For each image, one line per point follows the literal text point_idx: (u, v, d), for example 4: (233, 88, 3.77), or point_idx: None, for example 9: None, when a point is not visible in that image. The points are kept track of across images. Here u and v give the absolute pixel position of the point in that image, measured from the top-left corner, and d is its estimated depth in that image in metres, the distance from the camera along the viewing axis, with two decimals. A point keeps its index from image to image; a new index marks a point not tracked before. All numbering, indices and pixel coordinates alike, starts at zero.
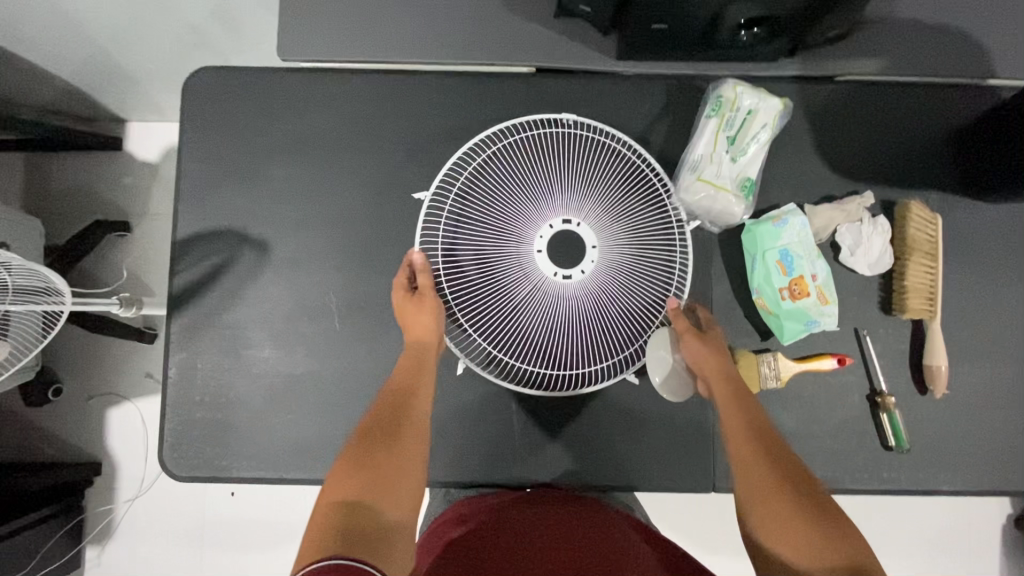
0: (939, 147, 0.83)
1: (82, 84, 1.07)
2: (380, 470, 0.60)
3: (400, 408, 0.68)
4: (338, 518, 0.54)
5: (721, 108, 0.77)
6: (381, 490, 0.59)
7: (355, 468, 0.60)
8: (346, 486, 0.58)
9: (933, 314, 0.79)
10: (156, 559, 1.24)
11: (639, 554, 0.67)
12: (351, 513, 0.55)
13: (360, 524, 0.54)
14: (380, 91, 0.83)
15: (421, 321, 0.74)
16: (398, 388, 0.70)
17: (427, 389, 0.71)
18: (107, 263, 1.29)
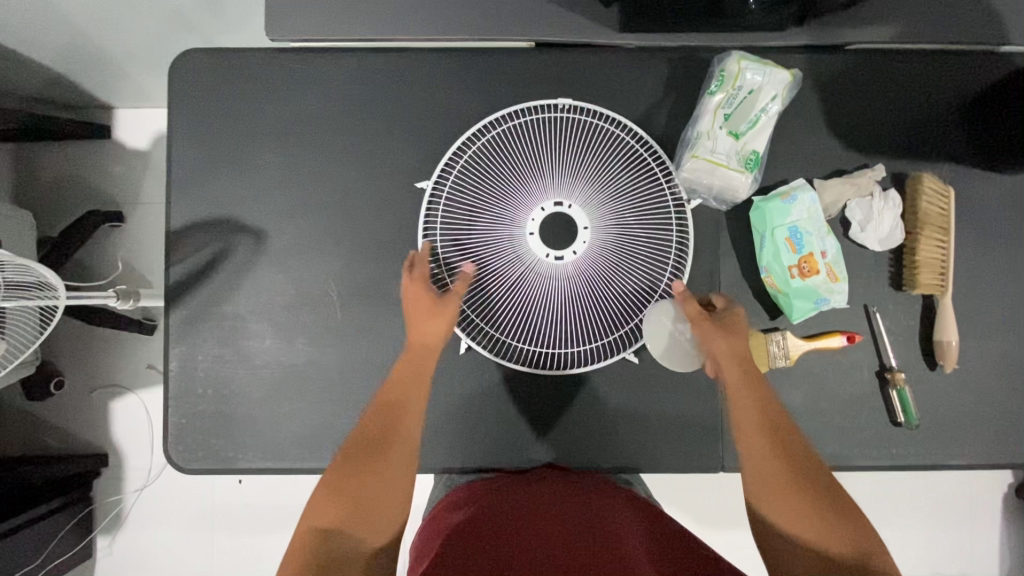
0: (953, 116, 0.80)
1: (66, 71, 1.04)
2: (361, 497, 0.61)
3: (392, 420, 0.66)
4: (314, 550, 0.57)
5: (722, 84, 0.74)
6: (359, 517, 0.60)
7: (335, 496, 0.61)
8: (327, 514, 0.60)
9: (944, 289, 0.78)
10: (167, 548, 1.25)
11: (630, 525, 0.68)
12: (328, 543, 0.58)
13: (333, 557, 0.57)
14: (374, 70, 0.80)
15: (430, 320, 0.71)
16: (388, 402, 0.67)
17: (416, 398, 0.68)
18: (102, 255, 1.27)
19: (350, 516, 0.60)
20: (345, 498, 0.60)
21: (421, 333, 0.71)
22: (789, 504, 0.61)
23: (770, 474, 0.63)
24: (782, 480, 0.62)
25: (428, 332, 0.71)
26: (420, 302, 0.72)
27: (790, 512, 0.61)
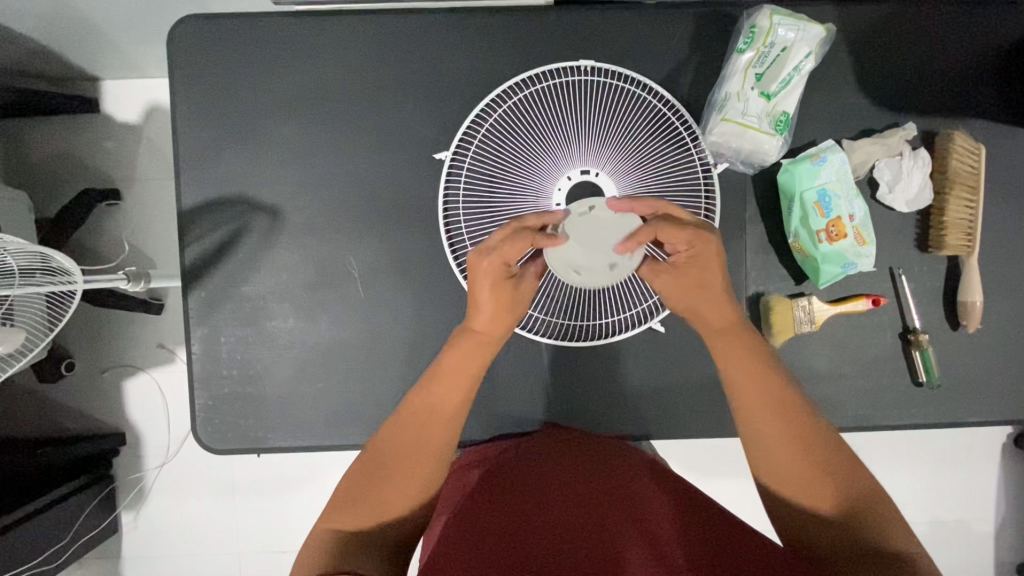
0: (985, 70, 0.78)
1: (49, 42, 0.98)
2: (378, 497, 0.60)
3: (423, 427, 0.63)
4: (329, 545, 0.58)
5: (753, 41, 0.71)
6: (380, 517, 0.60)
7: (350, 498, 0.61)
8: (349, 512, 0.60)
9: (971, 250, 0.76)
10: (193, 520, 1.28)
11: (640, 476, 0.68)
12: (343, 542, 0.58)
13: (348, 554, 0.57)
14: (383, 35, 0.76)
15: (494, 314, 0.66)
16: (418, 409, 0.64)
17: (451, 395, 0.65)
18: (104, 234, 1.24)
19: (371, 520, 0.60)
20: (364, 500, 0.60)
21: (480, 323, 0.67)
22: (786, 462, 0.58)
23: (762, 430, 0.59)
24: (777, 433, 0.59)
25: (489, 326, 0.67)
26: (495, 288, 0.64)
27: (794, 476, 0.57)
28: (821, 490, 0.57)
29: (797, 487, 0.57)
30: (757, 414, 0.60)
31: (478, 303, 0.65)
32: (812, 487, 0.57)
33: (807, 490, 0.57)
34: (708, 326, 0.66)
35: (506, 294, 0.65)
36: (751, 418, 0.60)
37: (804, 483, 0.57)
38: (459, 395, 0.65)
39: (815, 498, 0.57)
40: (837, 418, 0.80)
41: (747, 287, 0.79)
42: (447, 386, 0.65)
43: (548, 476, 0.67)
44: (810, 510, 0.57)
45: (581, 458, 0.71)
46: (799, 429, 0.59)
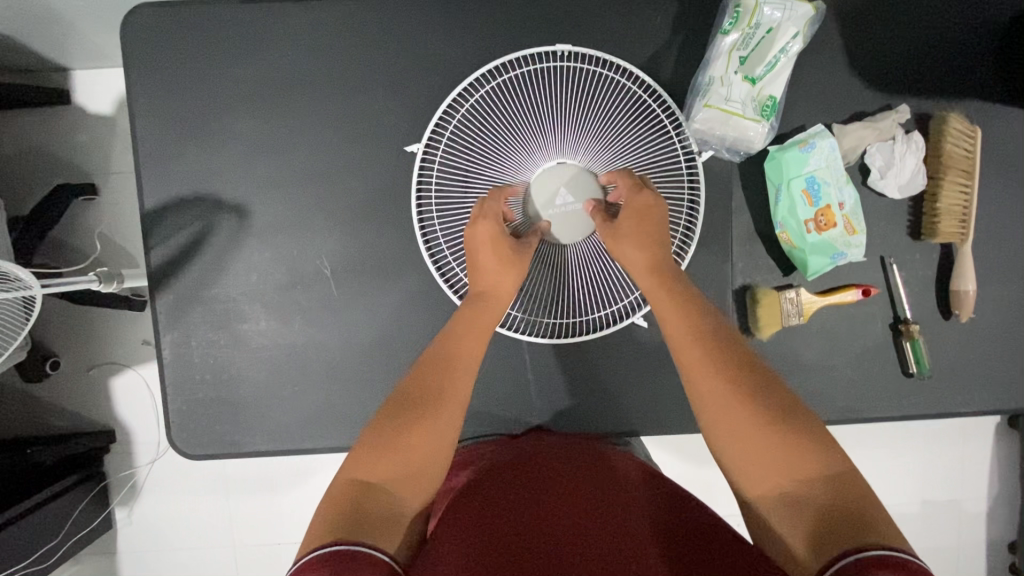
0: (984, 47, 0.74)
1: (10, 32, 0.92)
2: (403, 450, 0.56)
3: (441, 383, 0.60)
4: (351, 500, 0.52)
5: (738, 22, 0.68)
6: (405, 477, 0.55)
7: (379, 447, 0.55)
8: (374, 462, 0.55)
9: (965, 237, 0.74)
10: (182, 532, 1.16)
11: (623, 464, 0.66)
12: (366, 495, 0.53)
13: (372, 512, 0.52)
14: (353, 22, 0.72)
15: (501, 270, 0.66)
16: (439, 360, 0.62)
17: (474, 349, 0.64)
18: (78, 229, 1.17)
19: (398, 476, 0.55)
20: (392, 449, 0.55)
21: (488, 280, 0.67)
22: (738, 440, 0.55)
23: (714, 408, 0.56)
24: (727, 412, 0.56)
25: (497, 282, 0.67)
26: (493, 245, 0.66)
27: (748, 454, 0.54)
28: (780, 469, 0.53)
29: (752, 468, 0.54)
30: (709, 393, 0.57)
31: (479, 262, 0.67)
32: (769, 467, 0.53)
33: (765, 470, 0.53)
34: (662, 305, 0.63)
35: (508, 249, 0.66)
36: (706, 401, 0.57)
37: (760, 463, 0.54)
38: (477, 349, 0.64)
39: (774, 478, 0.53)
40: (824, 410, 0.78)
41: (733, 280, 0.77)
42: (464, 336, 0.64)
43: (542, 471, 0.64)
44: (765, 491, 0.53)
45: (568, 455, 0.67)
46: (758, 411, 0.54)
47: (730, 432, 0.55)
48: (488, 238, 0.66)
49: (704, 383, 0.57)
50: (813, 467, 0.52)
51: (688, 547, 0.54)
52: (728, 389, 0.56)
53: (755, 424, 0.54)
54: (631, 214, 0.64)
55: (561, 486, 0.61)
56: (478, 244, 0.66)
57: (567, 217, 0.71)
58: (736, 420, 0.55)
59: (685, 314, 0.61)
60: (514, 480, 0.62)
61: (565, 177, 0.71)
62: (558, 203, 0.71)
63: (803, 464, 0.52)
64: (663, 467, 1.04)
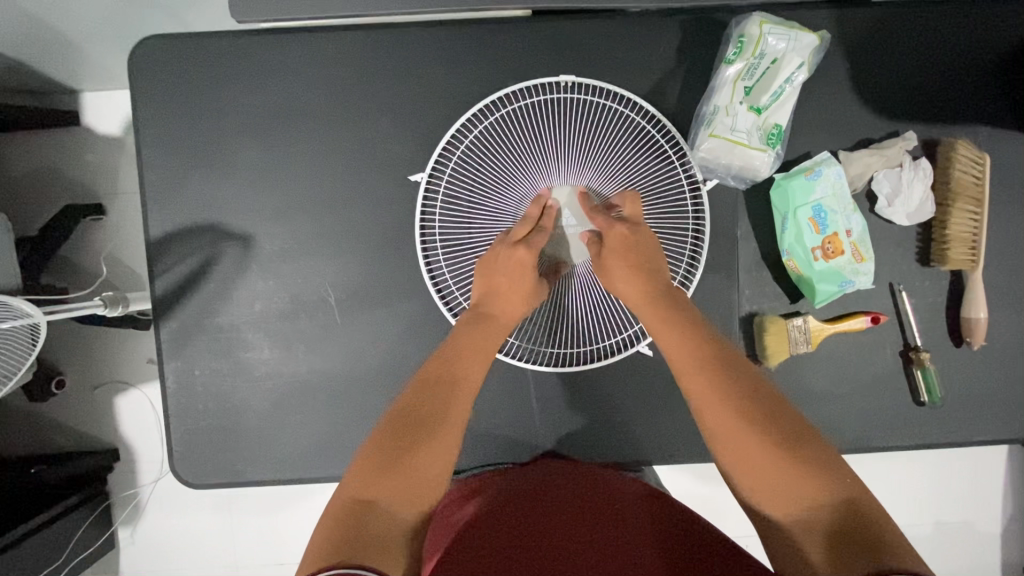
0: (990, 73, 0.74)
1: (22, 56, 0.92)
2: (401, 467, 0.54)
3: (443, 397, 0.60)
4: (347, 522, 0.50)
5: (742, 52, 0.68)
6: (407, 493, 0.53)
7: (378, 467, 0.54)
8: (373, 481, 0.53)
9: (975, 264, 0.73)
10: (182, 553, 1.15)
11: (622, 482, 0.66)
12: (363, 514, 0.50)
13: (367, 531, 0.49)
14: (358, 51, 0.73)
15: (513, 297, 0.67)
16: (446, 374, 0.61)
17: (477, 373, 0.63)
18: (84, 248, 1.18)
19: (398, 492, 0.53)
20: (388, 466, 0.53)
21: (494, 305, 0.67)
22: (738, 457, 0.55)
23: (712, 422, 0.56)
24: (730, 426, 0.55)
25: (506, 308, 0.68)
26: (506, 270, 0.67)
27: (750, 469, 0.54)
28: (786, 485, 0.52)
29: (763, 486, 0.53)
30: (711, 408, 0.57)
31: (495, 283, 0.67)
32: (772, 484, 0.52)
33: (770, 488, 0.52)
34: (662, 323, 0.63)
35: (524, 278, 0.67)
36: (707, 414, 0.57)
37: (763, 479, 0.53)
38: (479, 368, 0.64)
39: (779, 494, 0.52)
40: (834, 439, 0.77)
41: (740, 307, 0.76)
42: (467, 357, 0.63)
43: (551, 503, 0.62)
44: (786, 511, 0.51)
45: (569, 482, 0.66)
46: (760, 424, 0.54)
47: (735, 448, 0.55)
48: (511, 261, 0.67)
49: (704, 396, 0.57)
50: (820, 484, 0.51)
51: (685, 556, 0.55)
52: (729, 404, 0.56)
53: (757, 440, 0.54)
54: (625, 245, 0.66)
55: (570, 518, 0.60)
56: (496, 264, 0.67)
57: (569, 240, 0.72)
58: (739, 436, 0.54)
59: (684, 332, 0.62)
60: (524, 516, 0.60)
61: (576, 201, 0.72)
62: (565, 223, 0.72)
63: (808, 479, 0.51)
64: (672, 491, 1.02)
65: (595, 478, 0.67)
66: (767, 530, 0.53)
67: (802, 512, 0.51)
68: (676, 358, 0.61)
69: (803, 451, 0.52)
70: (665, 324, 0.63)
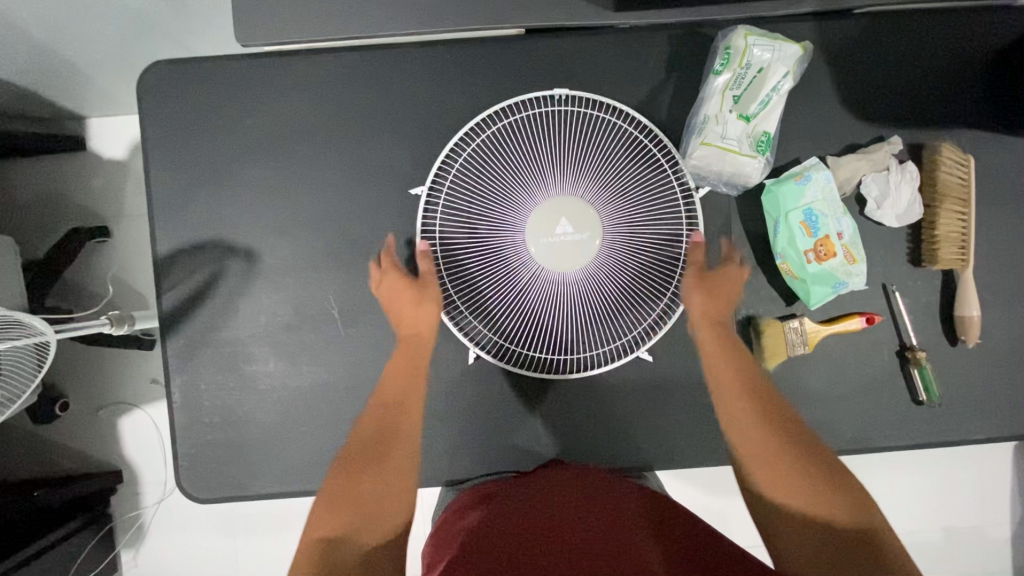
0: (970, 79, 0.76)
1: (31, 85, 0.95)
2: (353, 497, 0.59)
3: (387, 425, 0.66)
4: (315, 557, 0.54)
5: (729, 62, 0.71)
6: (364, 521, 0.58)
7: (331, 503, 0.59)
8: (330, 518, 0.57)
9: (966, 263, 0.74)
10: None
11: (621, 487, 0.67)
12: (329, 547, 0.55)
13: (336, 561, 0.53)
14: (358, 72, 0.75)
15: (416, 314, 0.72)
16: (388, 402, 0.67)
17: (415, 392, 0.69)
18: (90, 270, 1.20)
19: (356, 522, 0.57)
20: (343, 500, 0.59)
21: (404, 326, 0.72)
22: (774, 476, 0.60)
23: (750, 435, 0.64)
24: (767, 438, 0.63)
25: (421, 327, 0.72)
26: (397, 294, 0.73)
27: (779, 477, 0.60)
28: (812, 492, 0.58)
29: (791, 493, 0.59)
30: (750, 420, 0.65)
31: (392, 308, 0.73)
32: (800, 492, 0.59)
33: (798, 496, 0.58)
34: (710, 349, 0.71)
35: (411, 296, 0.72)
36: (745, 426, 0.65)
37: (792, 487, 0.59)
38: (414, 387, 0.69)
39: (805, 501, 0.58)
40: (835, 440, 0.78)
41: (736, 310, 0.77)
42: (401, 382, 0.69)
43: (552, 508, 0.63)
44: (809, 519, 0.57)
45: (569, 489, 0.67)
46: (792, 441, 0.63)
47: (766, 457, 0.62)
48: (393, 288, 0.73)
49: (746, 409, 0.66)
50: (846, 511, 0.56)
51: (692, 565, 0.55)
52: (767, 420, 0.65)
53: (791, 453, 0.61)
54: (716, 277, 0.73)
55: (572, 520, 0.60)
56: (382, 293, 0.73)
57: (563, 248, 0.70)
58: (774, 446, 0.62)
59: (731, 356, 0.70)
60: (527, 522, 0.61)
61: (573, 210, 0.70)
62: (558, 231, 0.70)
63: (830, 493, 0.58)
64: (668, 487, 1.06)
65: (591, 483, 0.68)
66: (782, 535, 0.57)
67: (825, 521, 0.56)
68: (720, 376, 0.69)
69: (838, 483, 0.59)
70: (717, 347, 0.71)
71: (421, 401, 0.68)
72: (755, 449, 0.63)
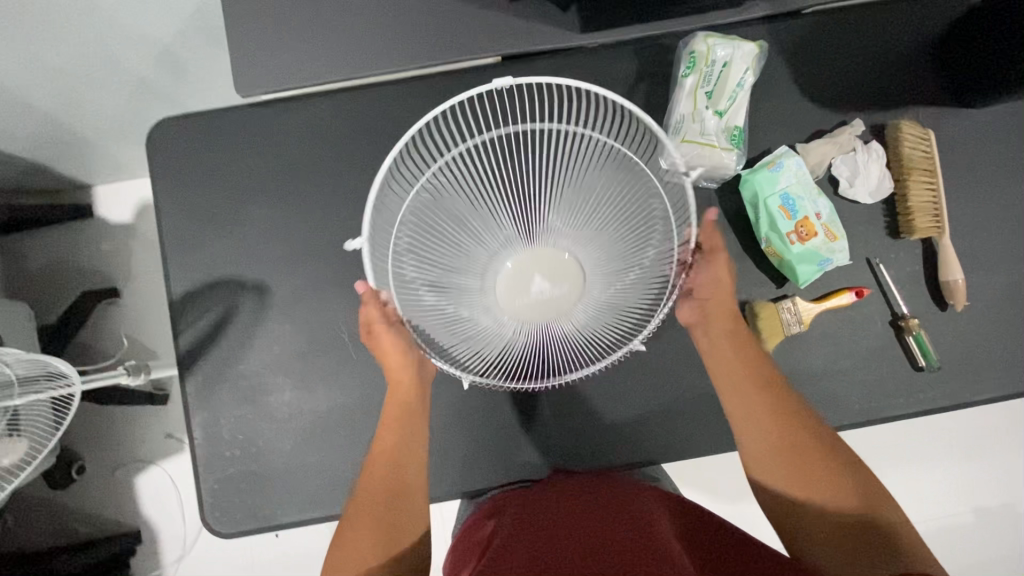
0: (918, 62, 0.82)
1: (41, 158, 1.01)
2: (366, 538, 0.64)
3: (396, 464, 0.69)
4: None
5: (696, 65, 0.76)
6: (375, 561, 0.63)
7: (348, 540, 0.65)
8: (346, 555, 0.64)
9: (942, 231, 0.78)
10: None
11: (645, 493, 0.67)
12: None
13: None
14: (350, 112, 0.81)
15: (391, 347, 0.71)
16: (386, 449, 0.70)
17: (416, 432, 0.71)
18: (103, 329, 1.23)
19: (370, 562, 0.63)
20: (357, 541, 0.64)
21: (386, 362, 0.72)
22: (782, 471, 0.66)
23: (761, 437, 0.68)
24: (781, 435, 0.67)
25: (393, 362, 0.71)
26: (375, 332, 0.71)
27: (792, 475, 0.65)
28: (823, 486, 0.64)
29: (807, 488, 0.64)
30: (760, 419, 0.68)
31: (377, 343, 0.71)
32: (814, 487, 0.64)
33: (812, 489, 0.64)
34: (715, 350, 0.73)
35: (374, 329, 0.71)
36: (756, 425, 0.68)
37: (807, 483, 0.64)
38: (414, 431, 0.71)
39: (818, 495, 0.64)
40: (842, 414, 0.79)
41: None
42: (395, 428, 0.71)
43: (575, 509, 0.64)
44: (821, 509, 0.63)
45: (589, 492, 0.68)
46: (804, 435, 0.67)
47: (778, 454, 0.66)
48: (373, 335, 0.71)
49: (757, 408, 0.69)
50: (852, 497, 0.63)
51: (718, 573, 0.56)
52: (776, 418, 0.68)
53: (803, 449, 0.66)
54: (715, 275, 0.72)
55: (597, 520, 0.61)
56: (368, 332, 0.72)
57: (540, 303, 0.72)
58: (788, 444, 0.66)
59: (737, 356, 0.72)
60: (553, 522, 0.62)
61: (548, 266, 0.73)
62: (535, 288, 0.73)
63: (840, 483, 0.63)
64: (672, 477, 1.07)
65: (612, 489, 0.69)
66: (796, 523, 0.64)
67: (835, 509, 0.63)
68: (725, 377, 0.71)
69: (846, 470, 0.64)
70: (726, 345, 0.73)
71: (419, 441, 0.71)
72: (769, 448, 0.67)
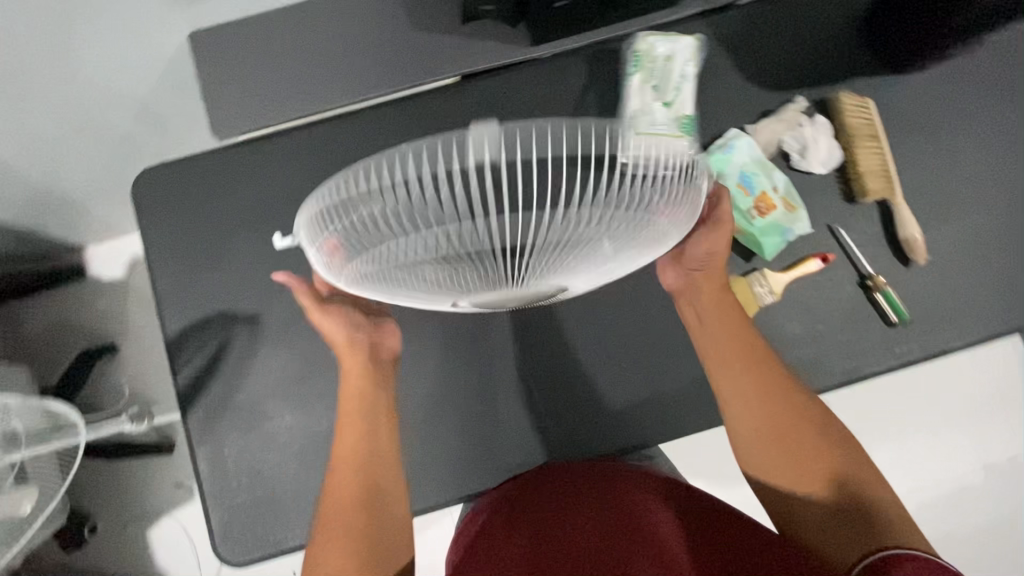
0: (850, 37, 0.87)
1: (31, 224, 1.05)
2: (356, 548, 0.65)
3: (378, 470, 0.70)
4: None
5: (640, 62, 0.81)
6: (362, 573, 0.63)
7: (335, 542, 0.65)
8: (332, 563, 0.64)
9: (894, 191, 0.83)
10: None
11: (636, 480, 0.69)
12: None
13: None
14: (321, 142, 0.85)
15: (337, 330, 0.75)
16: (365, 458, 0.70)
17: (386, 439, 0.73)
18: (104, 383, 1.25)
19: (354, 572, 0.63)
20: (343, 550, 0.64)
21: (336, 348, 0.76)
22: (769, 456, 0.68)
23: (752, 416, 0.70)
24: (771, 416, 0.69)
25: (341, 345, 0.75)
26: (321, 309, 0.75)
27: (779, 458, 0.67)
28: (807, 469, 0.66)
29: (792, 470, 0.67)
30: (749, 399, 0.70)
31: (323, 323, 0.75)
32: (801, 469, 0.66)
33: (800, 471, 0.66)
34: (707, 332, 0.75)
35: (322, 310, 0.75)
36: (746, 406, 0.70)
37: (795, 464, 0.67)
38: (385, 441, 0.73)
39: (801, 479, 0.66)
40: (825, 376, 0.82)
41: None
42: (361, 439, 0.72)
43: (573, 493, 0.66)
44: (806, 490, 0.66)
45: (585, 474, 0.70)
46: (797, 416, 0.69)
47: (768, 436, 0.69)
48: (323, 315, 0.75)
49: (749, 388, 0.71)
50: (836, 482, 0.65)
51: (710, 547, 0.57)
52: (766, 401, 0.70)
53: (792, 430, 0.68)
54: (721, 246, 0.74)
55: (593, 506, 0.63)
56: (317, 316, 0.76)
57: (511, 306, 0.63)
58: (779, 424, 0.69)
59: (730, 336, 0.74)
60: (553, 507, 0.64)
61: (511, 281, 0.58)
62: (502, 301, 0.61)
63: (824, 463, 0.66)
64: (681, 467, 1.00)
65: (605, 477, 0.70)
66: (780, 502, 0.67)
67: (816, 492, 0.65)
68: (719, 358, 0.73)
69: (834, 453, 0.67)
70: (720, 321, 0.75)
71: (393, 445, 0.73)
72: (758, 428, 0.69)
